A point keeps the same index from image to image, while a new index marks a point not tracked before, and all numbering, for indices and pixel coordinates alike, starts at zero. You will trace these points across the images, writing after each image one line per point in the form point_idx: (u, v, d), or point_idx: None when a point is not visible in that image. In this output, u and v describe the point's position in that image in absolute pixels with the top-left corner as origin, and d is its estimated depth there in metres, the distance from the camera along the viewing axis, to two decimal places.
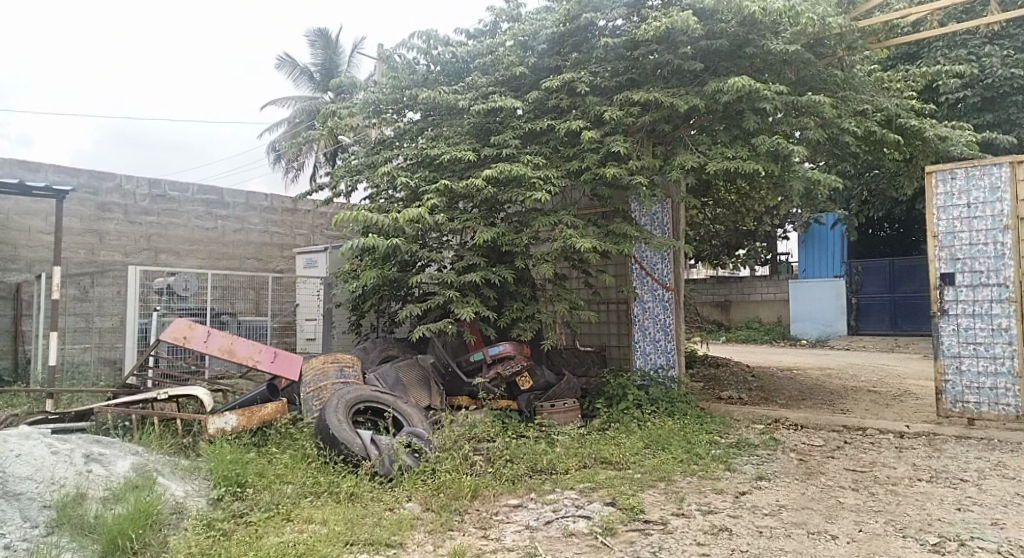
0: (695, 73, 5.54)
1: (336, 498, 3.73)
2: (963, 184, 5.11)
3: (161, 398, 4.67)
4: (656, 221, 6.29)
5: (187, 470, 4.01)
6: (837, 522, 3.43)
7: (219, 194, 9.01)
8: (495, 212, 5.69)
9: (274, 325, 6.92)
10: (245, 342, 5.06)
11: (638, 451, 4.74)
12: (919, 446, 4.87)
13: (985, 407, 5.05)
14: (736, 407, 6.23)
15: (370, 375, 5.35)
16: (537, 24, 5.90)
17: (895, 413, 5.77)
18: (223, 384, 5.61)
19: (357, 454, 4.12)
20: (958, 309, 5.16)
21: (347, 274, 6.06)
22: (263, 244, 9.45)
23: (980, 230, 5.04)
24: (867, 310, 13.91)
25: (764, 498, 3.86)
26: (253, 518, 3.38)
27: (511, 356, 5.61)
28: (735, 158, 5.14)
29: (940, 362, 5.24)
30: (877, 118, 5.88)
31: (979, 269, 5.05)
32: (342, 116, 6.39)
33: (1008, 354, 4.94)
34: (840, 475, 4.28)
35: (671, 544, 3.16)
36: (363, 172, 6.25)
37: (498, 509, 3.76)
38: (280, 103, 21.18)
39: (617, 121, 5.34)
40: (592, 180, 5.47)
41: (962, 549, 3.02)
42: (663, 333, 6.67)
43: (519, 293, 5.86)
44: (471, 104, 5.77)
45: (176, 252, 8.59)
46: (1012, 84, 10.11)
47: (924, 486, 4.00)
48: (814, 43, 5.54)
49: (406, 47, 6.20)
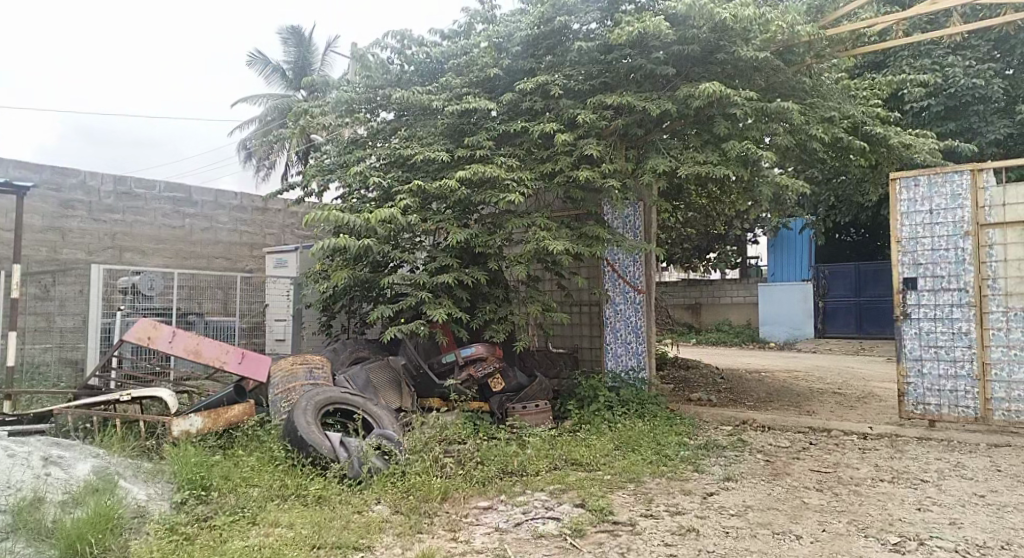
0: (667, 79, 5.58)
1: (303, 501, 3.69)
2: (926, 190, 5.22)
3: (123, 399, 4.61)
4: (629, 223, 6.30)
5: (150, 473, 3.93)
6: (801, 522, 3.49)
7: (187, 192, 8.89)
8: (468, 213, 5.66)
9: (242, 325, 6.80)
10: (212, 343, 4.96)
11: (608, 452, 4.76)
12: (882, 447, 4.97)
13: (945, 408, 5.17)
14: (705, 408, 6.29)
15: (340, 376, 5.33)
16: (512, 25, 5.92)
17: (859, 415, 5.88)
18: (189, 385, 5.54)
19: (326, 456, 4.08)
20: (920, 313, 5.27)
21: (318, 274, 5.97)
22: (232, 243, 9.32)
23: (943, 236, 5.16)
24: (834, 314, 14.15)
25: (730, 498, 3.91)
26: (217, 522, 3.32)
27: (482, 357, 5.63)
28: (706, 163, 5.19)
29: (904, 365, 5.35)
30: (844, 125, 5.98)
31: (941, 273, 5.17)
32: (314, 114, 6.28)
33: (968, 357, 5.06)
34: (805, 475, 4.35)
35: (639, 545, 3.18)
36: (335, 171, 6.18)
37: (468, 511, 3.74)
38: (251, 100, 20.86)
39: (590, 124, 5.35)
40: (565, 182, 5.47)
41: (922, 548, 3.09)
42: (634, 335, 6.57)
43: (492, 294, 5.84)
44: (445, 104, 5.75)
45: (142, 251, 8.43)
46: (974, 93, 10.37)
47: (886, 487, 4.08)
48: (783, 50, 5.59)
49: (381, 46, 6.16)
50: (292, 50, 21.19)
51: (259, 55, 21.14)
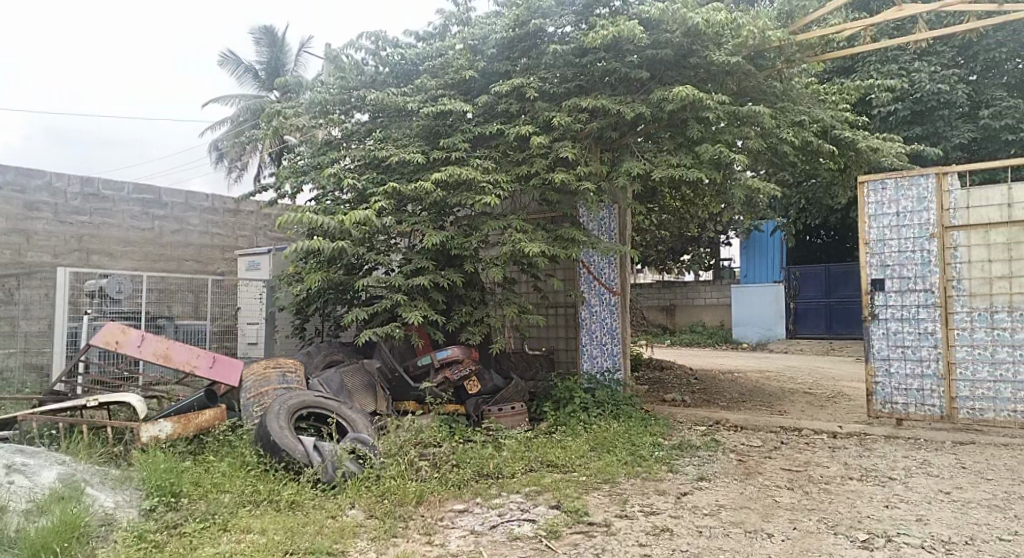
0: (642, 82, 5.61)
1: (276, 506, 3.64)
2: (893, 194, 5.33)
3: (89, 405, 4.52)
4: (604, 226, 6.32)
5: (118, 480, 3.85)
6: (773, 521, 3.53)
7: (157, 194, 8.74)
8: (444, 215, 5.63)
9: (214, 329, 6.70)
10: (182, 347, 4.88)
11: (583, 453, 4.78)
12: (851, 445, 5.06)
13: (911, 407, 5.28)
14: (678, 409, 6.36)
15: (314, 380, 5.28)
16: (488, 28, 5.92)
17: (829, 414, 5.98)
18: (159, 390, 5.45)
19: (299, 461, 4.04)
20: (888, 314, 5.38)
21: (291, 276, 5.91)
22: (203, 245, 9.20)
23: (909, 238, 5.27)
24: (805, 314, 14.38)
25: (704, 498, 3.95)
26: (187, 528, 3.26)
27: (458, 360, 5.58)
28: (680, 166, 5.25)
29: (872, 365, 5.46)
30: (814, 129, 6.09)
31: (908, 275, 5.28)
32: (287, 116, 6.27)
33: (934, 357, 5.17)
34: (777, 474, 4.41)
35: (614, 546, 3.20)
36: (308, 173, 6.12)
37: (443, 514, 3.73)
38: (223, 101, 20.58)
39: (565, 127, 5.38)
40: (541, 185, 5.47)
41: (889, 545, 3.15)
42: (609, 337, 6.60)
43: (468, 297, 5.83)
44: (420, 106, 5.74)
45: (110, 254, 8.26)
46: (939, 98, 10.61)
47: (854, 484, 4.15)
48: (754, 55, 5.66)
49: (355, 48, 6.11)
50: (265, 50, 20.96)
51: (231, 55, 20.91)
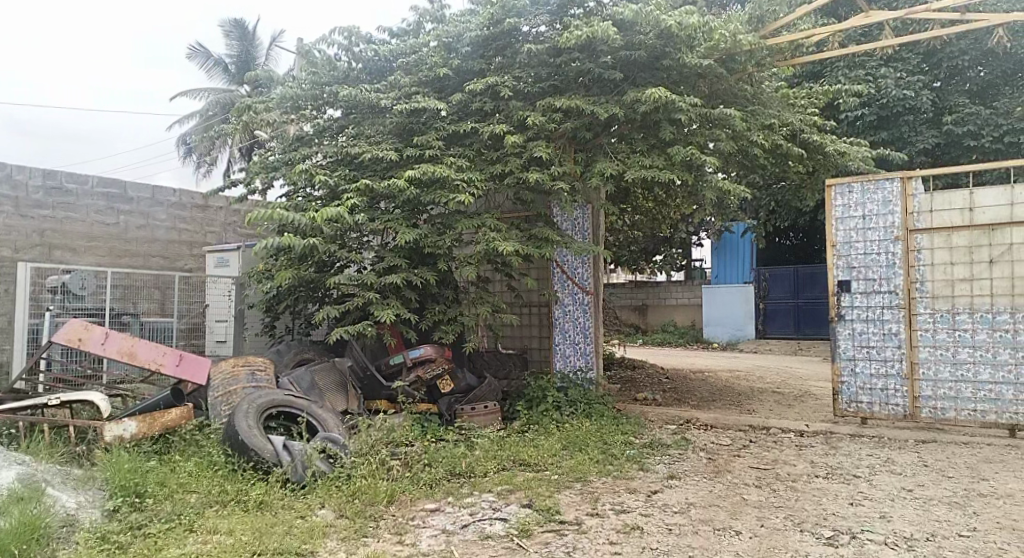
0: (615, 83, 5.65)
1: (243, 506, 3.58)
2: (859, 197, 5.44)
3: (52, 403, 4.41)
4: (577, 226, 6.36)
5: (80, 480, 3.76)
6: (741, 518, 3.58)
7: (122, 188, 8.54)
8: (417, 213, 5.59)
9: (181, 327, 6.57)
10: (147, 345, 4.78)
11: (555, 452, 4.79)
12: (817, 443, 5.16)
13: (876, 406, 5.40)
14: (649, 408, 6.41)
15: (284, 379, 5.22)
16: (462, 26, 5.91)
17: (796, 412, 6.08)
18: (123, 389, 5.33)
19: (267, 460, 3.98)
20: (854, 315, 5.49)
21: (261, 275, 5.81)
22: (170, 241, 9.02)
23: (875, 241, 5.38)
24: (774, 315, 14.61)
25: (674, 496, 3.99)
26: (152, 529, 3.20)
27: (431, 359, 5.60)
28: (653, 167, 5.30)
29: (837, 364, 5.57)
30: (783, 132, 6.18)
31: (873, 276, 5.39)
32: (257, 110, 6.17)
33: (898, 356, 5.29)
34: (745, 472, 4.47)
35: (586, 544, 3.22)
36: (279, 169, 6.02)
37: (414, 514, 3.70)
38: (193, 94, 20.18)
39: (539, 127, 5.39)
40: (515, 184, 5.48)
41: (853, 541, 3.21)
42: (583, 336, 6.64)
43: (442, 296, 5.80)
44: (393, 103, 5.72)
45: (73, 249, 8.05)
46: (904, 104, 10.88)
47: (820, 482, 4.23)
48: (727, 58, 5.73)
49: (327, 43, 6.06)
50: (235, 43, 20.62)
51: (201, 49, 20.60)
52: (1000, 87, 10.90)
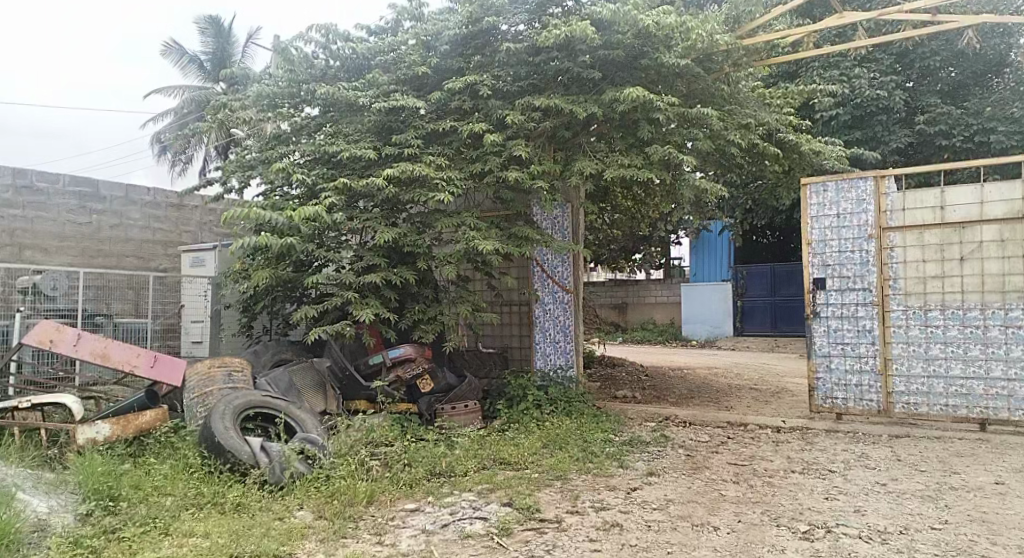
0: (594, 82, 5.68)
1: (220, 509, 3.54)
2: (833, 195, 5.52)
3: (22, 407, 4.33)
4: (557, 225, 6.35)
5: (52, 484, 3.69)
6: (719, 514, 3.62)
7: (94, 187, 8.40)
8: (396, 212, 5.57)
9: (156, 327, 6.49)
10: (121, 346, 4.71)
11: (535, 451, 4.80)
12: (793, 439, 5.22)
13: (850, 401, 5.49)
14: (630, 405, 6.45)
15: (261, 379, 5.16)
16: (441, 24, 5.90)
17: (773, 409, 6.15)
18: (96, 391, 5.25)
19: (244, 462, 3.95)
20: (829, 312, 5.57)
21: (238, 274, 5.75)
22: (144, 240, 8.90)
23: (849, 239, 5.46)
24: (751, 312, 14.74)
25: (653, 493, 4.01)
26: (127, 533, 3.15)
27: (412, 358, 5.56)
28: (631, 166, 5.32)
29: (813, 361, 5.64)
30: (759, 131, 6.25)
31: (847, 274, 5.47)
32: (233, 109, 6.18)
33: (872, 352, 5.38)
34: (723, 468, 4.52)
35: (565, 542, 3.23)
36: (256, 168, 5.96)
37: (394, 514, 3.69)
38: (167, 92, 19.91)
39: (518, 126, 5.39)
40: (495, 182, 5.49)
41: (828, 535, 3.26)
42: (562, 334, 6.69)
43: (422, 295, 5.78)
44: (371, 101, 5.66)
45: (44, 249, 7.89)
46: (878, 104, 11.04)
47: (797, 477, 4.29)
48: (703, 58, 5.79)
49: (304, 40, 6.00)
50: (210, 40, 20.36)
51: (175, 46, 20.35)
52: (970, 87, 11.19)
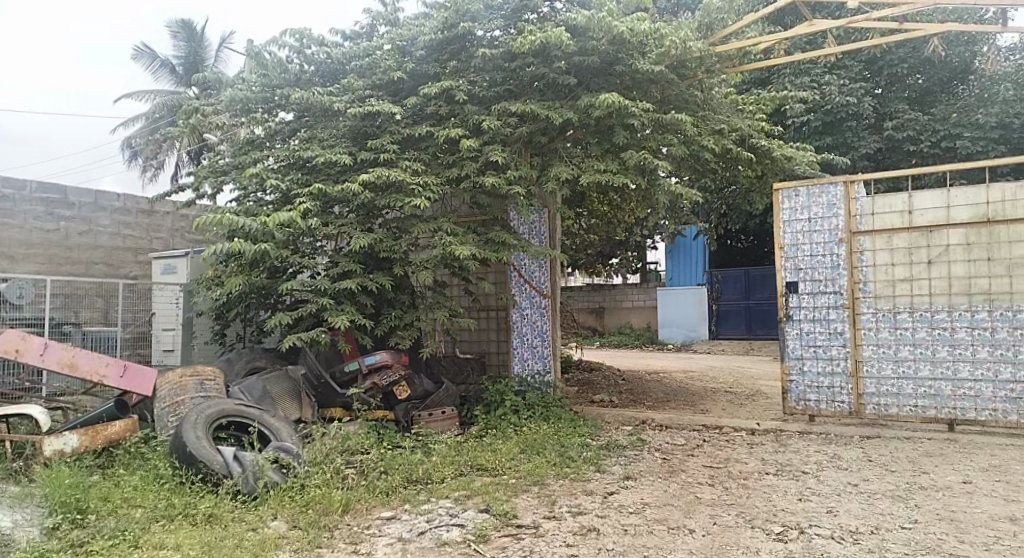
0: (569, 88, 5.71)
1: (192, 520, 3.48)
2: (804, 200, 5.61)
3: None
4: (533, 230, 6.38)
5: (17, 498, 3.59)
6: (695, 517, 3.64)
7: (62, 193, 8.26)
8: (372, 217, 5.57)
9: (125, 335, 6.38)
10: (90, 355, 4.58)
11: (513, 456, 4.80)
12: (767, 441, 5.28)
13: (823, 403, 5.57)
14: (607, 409, 6.48)
15: (234, 387, 5.10)
16: (416, 29, 5.90)
17: (748, 412, 6.21)
18: (64, 401, 5.14)
19: (217, 472, 3.88)
20: (800, 315, 5.66)
21: (210, 280, 5.69)
22: (114, 247, 8.77)
23: (820, 243, 5.54)
24: (726, 315, 14.91)
25: (630, 497, 4.03)
26: (95, 547, 3.08)
27: (387, 365, 5.57)
28: (607, 171, 5.35)
29: (787, 364, 5.73)
30: (732, 136, 6.34)
31: (819, 278, 5.56)
32: (205, 114, 6.06)
33: (843, 355, 5.46)
34: (699, 471, 4.55)
35: (542, 547, 3.22)
36: (229, 173, 5.92)
37: (370, 522, 3.65)
38: (138, 95, 19.62)
39: (494, 131, 5.40)
40: (471, 188, 5.48)
41: (802, 536, 3.29)
42: (539, 339, 6.70)
43: (398, 301, 5.73)
44: (346, 106, 5.56)
45: (10, 257, 7.70)
46: (848, 110, 11.24)
47: (770, 479, 4.34)
48: (677, 65, 5.85)
49: (278, 44, 5.94)
50: (182, 44, 20.08)
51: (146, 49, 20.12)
52: (936, 94, 11.48)
